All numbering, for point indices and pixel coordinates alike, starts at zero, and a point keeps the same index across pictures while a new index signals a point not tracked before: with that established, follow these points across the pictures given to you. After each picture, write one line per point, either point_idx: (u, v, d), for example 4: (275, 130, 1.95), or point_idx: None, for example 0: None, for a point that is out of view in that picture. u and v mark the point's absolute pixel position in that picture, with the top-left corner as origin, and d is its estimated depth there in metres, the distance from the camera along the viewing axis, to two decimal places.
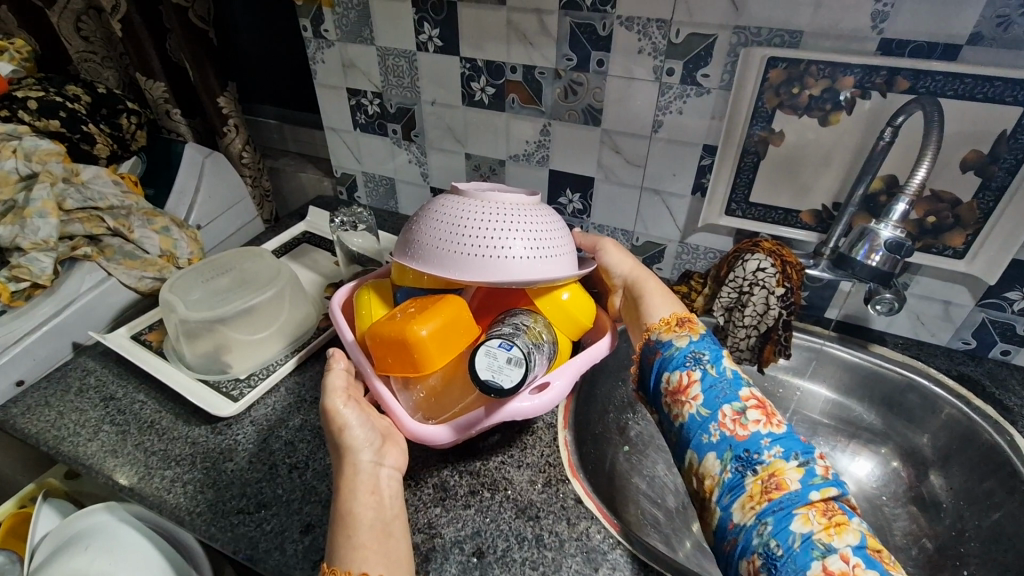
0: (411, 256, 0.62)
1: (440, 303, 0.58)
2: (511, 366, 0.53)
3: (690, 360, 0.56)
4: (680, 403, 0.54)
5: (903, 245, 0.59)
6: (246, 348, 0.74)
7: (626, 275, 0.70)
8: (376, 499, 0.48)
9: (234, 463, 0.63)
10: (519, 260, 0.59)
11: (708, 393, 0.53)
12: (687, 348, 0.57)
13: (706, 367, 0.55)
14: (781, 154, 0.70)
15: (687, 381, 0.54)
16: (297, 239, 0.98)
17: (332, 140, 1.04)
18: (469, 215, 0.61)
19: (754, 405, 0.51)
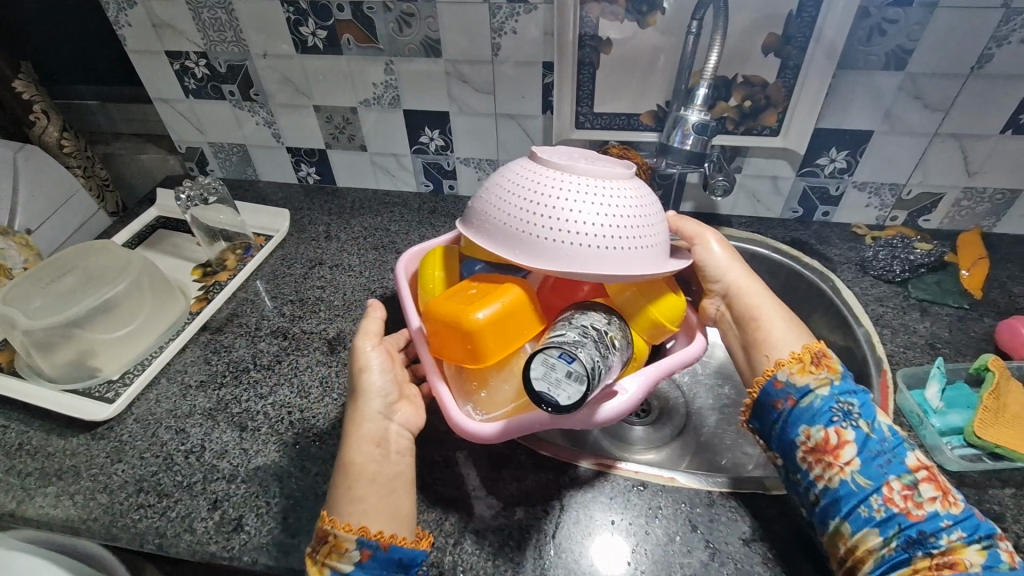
0: (481, 229, 0.56)
1: (505, 286, 0.52)
2: (570, 381, 0.42)
3: (837, 412, 0.49)
4: (825, 463, 0.48)
5: (707, 126, 0.64)
6: (113, 346, 0.69)
7: (731, 286, 0.62)
8: (379, 456, 0.49)
9: (125, 463, 0.61)
10: (598, 247, 0.52)
11: (866, 458, 0.47)
12: (831, 398, 0.50)
13: (858, 424, 0.48)
14: (614, 62, 0.73)
15: (837, 439, 0.48)
16: (151, 226, 0.91)
17: (166, 113, 0.95)
18: (542, 187, 0.54)
19: (922, 474, 0.46)
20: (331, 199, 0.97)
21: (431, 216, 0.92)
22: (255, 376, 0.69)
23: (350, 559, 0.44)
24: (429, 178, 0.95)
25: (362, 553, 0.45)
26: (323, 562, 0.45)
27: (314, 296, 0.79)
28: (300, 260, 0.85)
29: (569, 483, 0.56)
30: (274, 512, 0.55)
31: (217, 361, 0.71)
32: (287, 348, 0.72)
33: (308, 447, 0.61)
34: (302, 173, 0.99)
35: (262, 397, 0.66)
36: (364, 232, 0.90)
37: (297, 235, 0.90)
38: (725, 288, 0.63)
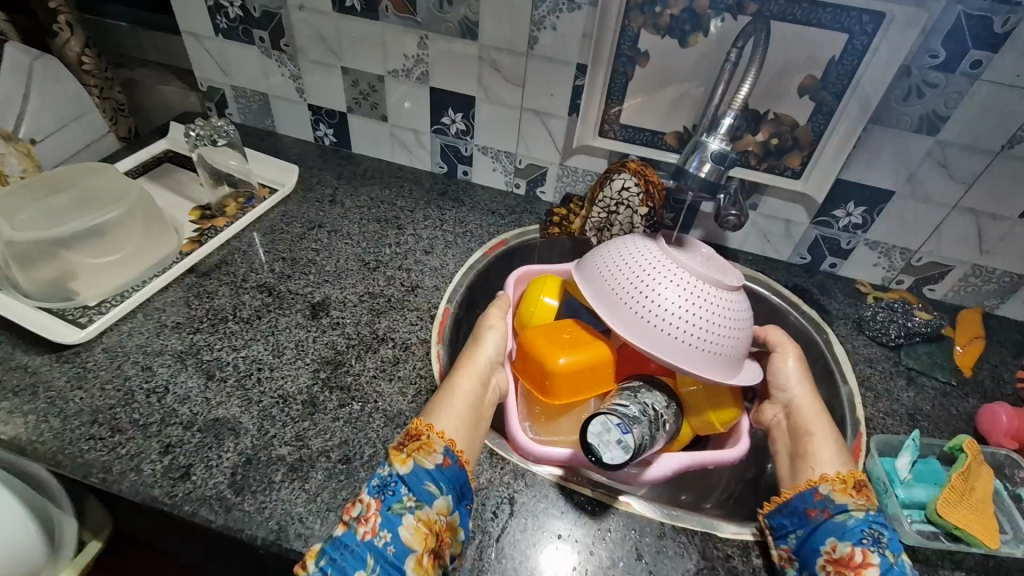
0: (592, 280, 0.66)
1: (596, 343, 0.65)
2: (619, 447, 0.53)
3: (868, 535, 0.48)
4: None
5: (726, 156, 0.62)
6: (96, 273, 0.68)
7: (790, 396, 0.64)
8: (479, 391, 0.59)
9: (86, 391, 0.60)
10: (677, 336, 0.60)
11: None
12: (866, 522, 0.49)
13: (884, 552, 0.48)
14: (648, 76, 0.72)
15: (862, 559, 0.47)
16: (158, 158, 0.90)
17: (193, 48, 0.93)
18: (654, 272, 0.62)
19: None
20: (343, 164, 0.96)
21: (439, 198, 0.91)
22: (232, 327, 0.68)
23: (434, 459, 0.50)
24: (444, 160, 0.93)
25: (444, 459, 0.51)
26: (411, 454, 0.50)
27: (306, 257, 0.78)
28: (300, 218, 0.84)
29: (523, 490, 0.56)
30: (223, 466, 0.55)
31: (197, 305, 0.70)
32: (269, 304, 0.71)
33: (271, 408, 0.60)
34: (319, 133, 0.98)
35: (235, 350, 0.65)
36: (370, 202, 0.88)
37: (302, 193, 0.88)
38: (786, 398, 0.64)
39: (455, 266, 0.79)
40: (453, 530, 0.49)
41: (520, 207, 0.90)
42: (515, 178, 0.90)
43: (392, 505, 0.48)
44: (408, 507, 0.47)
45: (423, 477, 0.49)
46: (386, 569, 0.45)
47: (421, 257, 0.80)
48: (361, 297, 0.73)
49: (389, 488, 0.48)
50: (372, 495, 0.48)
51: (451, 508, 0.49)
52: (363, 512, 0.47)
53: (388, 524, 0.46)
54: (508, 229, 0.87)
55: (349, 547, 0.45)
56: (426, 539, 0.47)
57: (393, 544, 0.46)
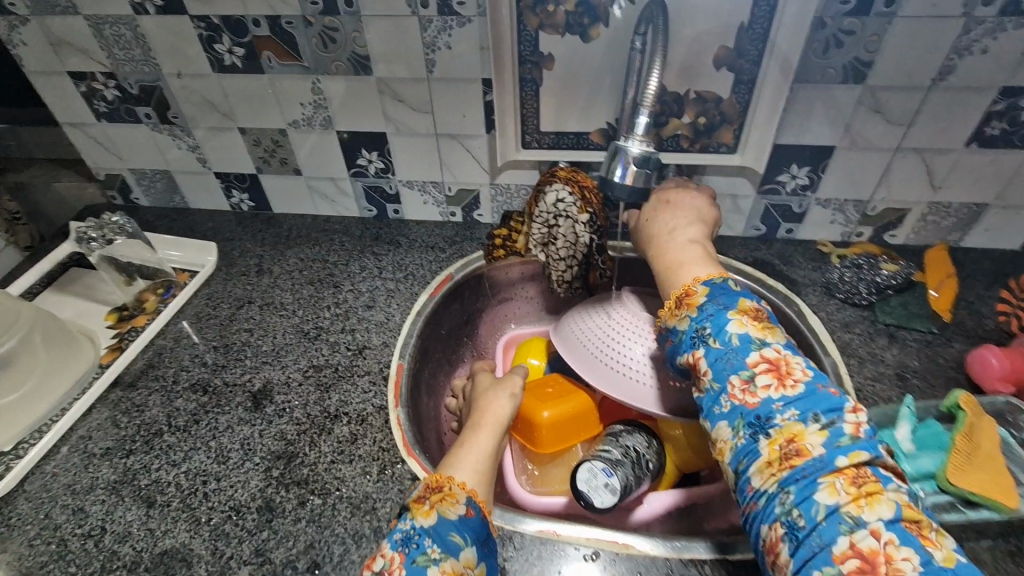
0: (570, 339, 0.70)
1: (578, 394, 0.66)
2: (608, 491, 0.54)
3: (693, 338, 0.49)
4: (698, 382, 0.48)
5: (650, 158, 0.57)
6: (8, 413, 0.62)
7: (653, 240, 0.62)
8: (498, 447, 0.55)
9: (11, 552, 0.53)
10: (644, 381, 0.62)
11: (715, 365, 0.46)
12: (691, 328, 0.49)
13: (708, 341, 0.47)
14: (558, 78, 0.68)
15: (696, 362, 0.48)
16: (63, 264, 0.83)
17: (76, 137, 0.86)
18: (620, 324, 0.66)
19: (762, 364, 0.45)
20: (266, 227, 0.90)
21: (373, 243, 0.86)
22: (168, 439, 0.61)
23: (457, 509, 0.47)
24: (371, 203, 0.88)
25: (468, 509, 0.47)
26: (433, 504, 0.47)
27: (240, 341, 0.72)
28: (229, 298, 0.78)
29: (512, 556, 0.51)
30: None
31: (128, 423, 0.63)
32: (206, 404, 0.65)
33: (223, 524, 0.54)
34: (234, 200, 0.91)
35: (176, 465, 0.59)
36: (301, 264, 0.83)
37: (226, 269, 0.82)
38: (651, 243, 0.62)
39: (402, 316, 0.74)
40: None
41: (460, 235, 0.86)
42: (448, 206, 0.86)
43: (416, 557, 0.44)
44: (434, 559, 0.43)
45: (449, 527, 0.46)
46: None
47: (364, 313, 0.74)
48: (306, 372, 0.68)
49: (411, 540, 0.45)
50: (395, 549, 0.45)
51: (477, 561, 0.45)
52: (387, 565, 0.44)
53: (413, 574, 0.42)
54: (451, 262, 0.82)
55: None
56: None
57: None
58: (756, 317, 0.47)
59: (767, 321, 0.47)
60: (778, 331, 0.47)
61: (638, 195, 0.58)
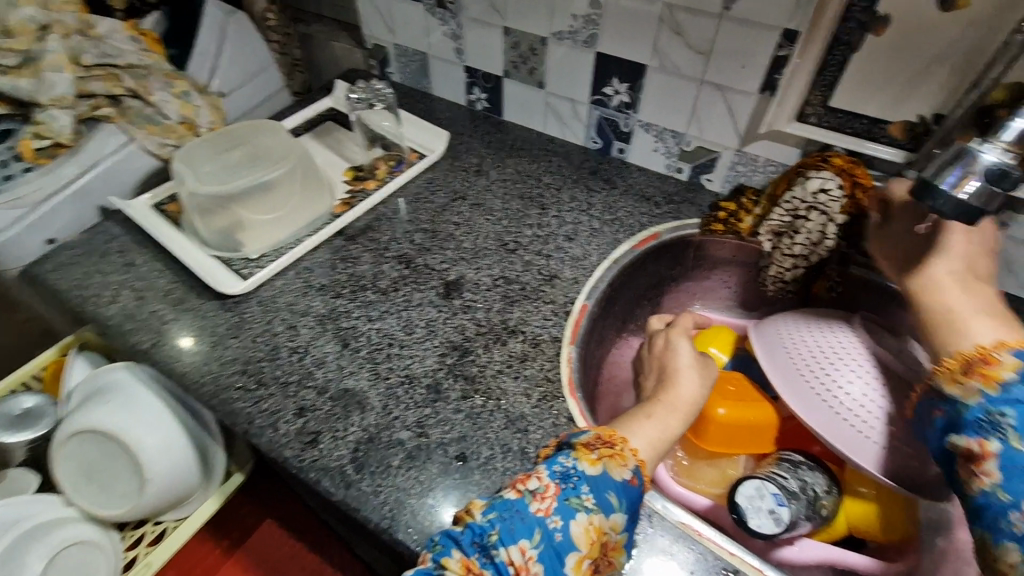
0: (773, 336, 0.64)
1: (762, 406, 0.60)
2: (773, 519, 0.49)
3: (983, 422, 0.41)
4: (969, 472, 0.42)
5: (1008, 175, 0.43)
6: (262, 227, 0.72)
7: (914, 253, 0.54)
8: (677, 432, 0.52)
9: (240, 340, 0.64)
10: (841, 418, 0.55)
11: (1010, 474, 0.39)
12: (980, 407, 0.41)
13: (1007, 436, 0.40)
14: (882, 47, 0.56)
15: (978, 452, 0.41)
16: (322, 115, 0.93)
17: (363, 3, 0.93)
18: (841, 349, 0.58)
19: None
20: (492, 131, 0.91)
21: (589, 176, 0.83)
22: (370, 296, 0.68)
23: (621, 472, 0.46)
24: (599, 135, 0.84)
25: (631, 478, 0.46)
26: (601, 457, 0.46)
27: (446, 231, 0.75)
28: (445, 189, 0.82)
29: (646, 534, 0.49)
30: (348, 440, 0.55)
31: (341, 270, 0.71)
32: (406, 277, 0.70)
33: (397, 387, 0.59)
34: (472, 97, 0.94)
35: (371, 321, 0.65)
36: (515, 176, 0.83)
37: (449, 161, 0.86)
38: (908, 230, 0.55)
39: (599, 258, 0.72)
40: (618, 551, 0.45)
41: (680, 195, 0.79)
42: (678, 162, 0.79)
43: (569, 497, 0.44)
44: (586, 507, 0.43)
45: (609, 486, 0.45)
46: (548, 552, 0.42)
47: (563, 244, 0.73)
48: (497, 281, 0.69)
49: (569, 479, 0.45)
50: (551, 478, 0.45)
51: (623, 528, 0.45)
52: (541, 489, 0.44)
53: (563, 511, 0.43)
54: (663, 220, 0.76)
55: (521, 513, 0.43)
56: (593, 545, 0.43)
57: (562, 533, 0.42)
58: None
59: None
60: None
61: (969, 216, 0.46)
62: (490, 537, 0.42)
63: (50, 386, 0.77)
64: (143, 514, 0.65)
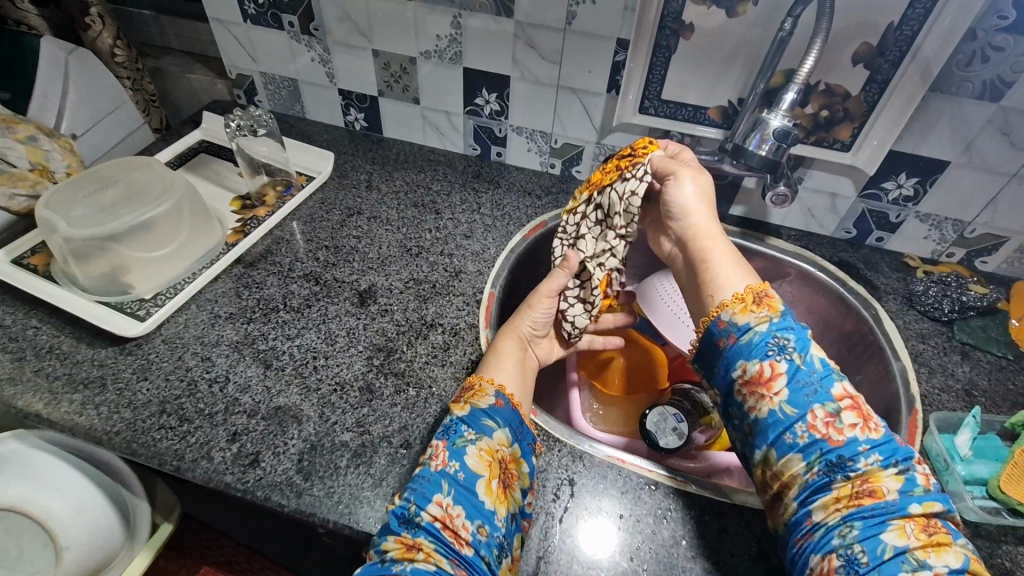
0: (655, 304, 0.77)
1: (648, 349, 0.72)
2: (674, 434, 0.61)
3: (771, 346, 0.50)
4: (758, 394, 0.49)
5: (789, 133, 0.62)
6: (150, 266, 0.70)
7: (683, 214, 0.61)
8: (522, 355, 0.62)
9: (151, 381, 0.62)
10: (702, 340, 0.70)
11: (794, 388, 0.48)
12: (768, 332, 0.50)
13: (791, 355, 0.49)
14: (694, 48, 0.70)
15: (769, 373, 0.49)
16: (193, 148, 0.90)
17: (220, 34, 0.91)
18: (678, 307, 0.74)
19: (847, 401, 0.47)
20: (376, 149, 0.95)
21: (474, 180, 0.90)
22: (284, 316, 0.69)
23: (487, 400, 0.54)
24: (477, 142, 0.92)
25: (497, 400, 0.55)
26: (467, 400, 0.55)
27: (349, 245, 0.78)
28: (339, 206, 0.84)
29: (581, 471, 0.57)
30: (290, 452, 0.57)
31: (248, 296, 0.71)
32: (317, 293, 0.72)
33: (329, 394, 0.61)
34: (349, 117, 0.97)
35: (290, 338, 0.67)
36: (406, 187, 0.88)
37: (338, 180, 0.88)
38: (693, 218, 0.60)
39: (496, 250, 0.79)
40: (517, 463, 0.52)
41: (557, 188, 0.90)
42: (550, 158, 0.89)
43: (456, 440, 0.51)
44: (470, 440, 0.51)
45: (482, 415, 0.53)
46: (460, 492, 0.48)
47: (462, 242, 0.80)
48: (407, 283, 0.74)
49: (450, 428, 0.52)
50: (439, 437, 0.52)
51: (511, 442, 0.52)
52: (432, 450, 0.51)
53: (456, 455, 0.50)
54: (546, 210, 0.86)
55: (425, 477, 0.49)
56: (492, 467, 0.50)
57: (463, 471, 0.49)
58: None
59: None
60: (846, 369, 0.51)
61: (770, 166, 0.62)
62: (409, 509, 0.47)
63: None
64: None
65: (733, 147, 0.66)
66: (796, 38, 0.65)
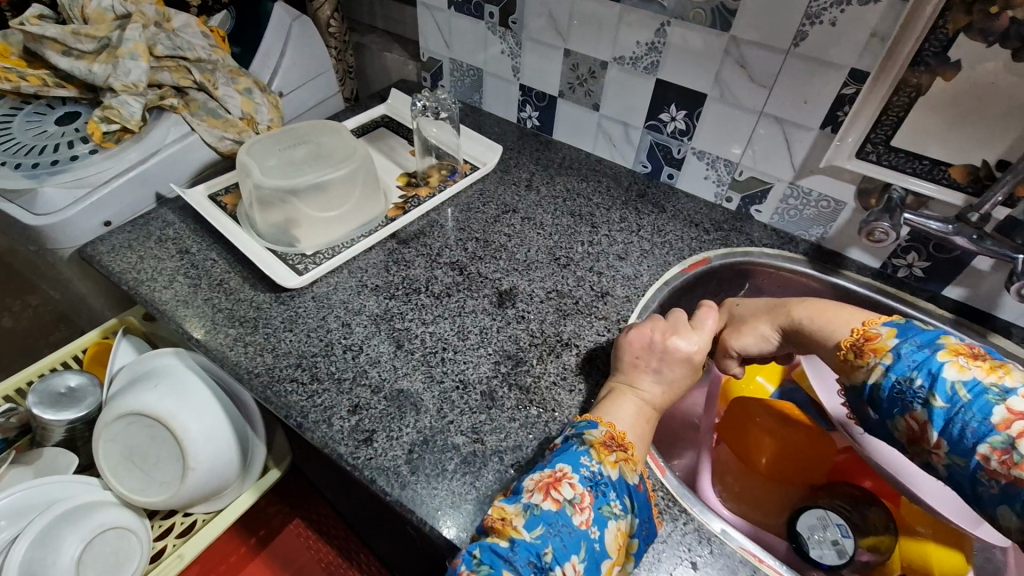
0: None
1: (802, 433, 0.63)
2: (833, 548, 0.54)
3: (903, 395, 0.46)
4: (922, 445, 0.46)
5: None
6: (318, 224, 0.73)
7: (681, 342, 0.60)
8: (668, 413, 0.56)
9: (294, 334, 0.64)
10: None
11: (947, 432, 0.44)
12: (889, 379, 0.47)
13: (926, 398, 0.44)
14: (951, 92, 0.58)
15: (918, 427, 0.46)
16: (376, 121, 0.94)
17: (424, 18, 0.95)
18: None
19: (1021, 425, 0.41)
20: (542, 149, 0.93)
21: (638, 199, 0.84)
22: (424, 300, 0.68)
23: (636, 475, 0.49)
24: (649, 160, 0.85)
25: (640, 482, 0.49)
26: (620, 460, 0.49)
27: (498, 241, 0.76)
28: (496, 200, 0.83)
29: (706, 557, 0.48)
30: (403, 440, 0.55)
31: (394, 272, 0.72)
32: (459, 284, 0.70)
33: (451, 391, 0.59)
34: (523, 114, 0.95)
35: (425, 324, 0.66)
36: (565, 194, 0.84)
37: (501, 174, 0.87)
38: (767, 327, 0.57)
39: (649, 279, 0.72)
40: (632, 558, 0.47)
41: (729, 224, 0.80)
42: (728, 191, 0.80)
43: (602, 505, 0.46)
44: (616, 514, 0.46)
45: (628, 491, 0.47)
46: (591, 563, 0.43)
47: (615, 263, 0.74)
48: (550, 294, 0.70)
49: (600, 486, 0.46)
50: (584, 485, 0.46)
51: (642, 533, 0.47)
52: (578, 499, 0.45)
53: (599, 521, 0.45)
54: (712, 247, 0.77)
55: (567, 527, 0.43)
56: (620, 551, 0.45)
57: (600, 543, 0.44)
58: (975, 358, 0.44)
59: (991, 361, 0.44)
60: (1014, 372, 0.43)
61: None
62: (545, 556, 0.42)
63: (89, 368, 0.77)
64: (178, 505, 0.65)
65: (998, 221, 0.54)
66: None
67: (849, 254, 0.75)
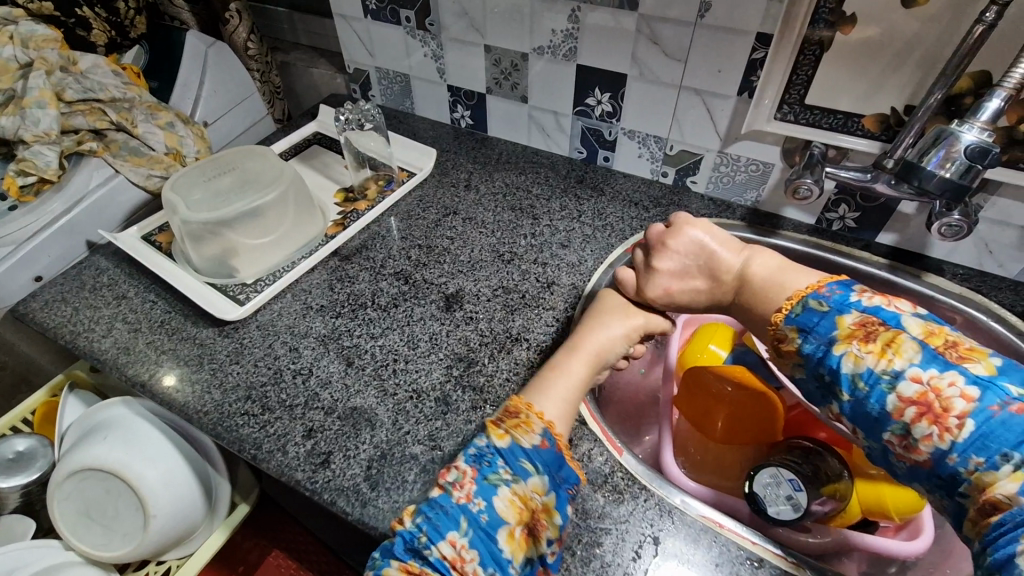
0: None
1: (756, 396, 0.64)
2: (788, 503, 0.56)
3: (822, 390, 0.49)
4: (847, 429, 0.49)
5: (989, 151, 0.50)
6: (255, 252, 0.72)
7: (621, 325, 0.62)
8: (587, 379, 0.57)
9: (241, 365, 0.63)
10: None
11: (860, 424, 0.47)
12: (806, 378, 0.50)
13: (837, 393, 0.47)
14: (852, 45, 0.59)
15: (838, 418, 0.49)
16: (307, 140, 0.93)
17: (343, 30, 0.93)
18: None
19: (912, 410, 0.43)
20: (478, 147, 0.93)
21: (577, 185, 0.84)
22: (371, 314, 0.68)
23: (531, 439, 0.49)
24: (583, 145, 0.86)
25: (541, 441, 0.49)
26: (508, 429, 0.49)
27: (441, 245, 0.76)
28: (436, 204, 0.83)
29: (669, 529, 0.49)
30: (360, 458, 0.55)
31: (339, 290, 0.71)
32: (405, 293, 0.70)
33: (405, 402, 0.59)
34: (456, 115, 0.95)
35: (374, 338, 0.65)
36: (505, 189, 0.84)
37: (438, 178, 0.87)
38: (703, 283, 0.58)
39: (594, 263, 0.73)
40: (550, 513, 0.46)
41: (667, 199, 0.81)
42: (663, 166, 0.81)
43: (488, 475, 0.46)
44: (505, 480, 0.46)
45: (521, 454, 0.47)
46: (480, 536, 0.43)
47: (558, 251, 0.75)
48: (496, 291, 0.70)
49: (484, 458, 0.47)
50: (468, 463, 0.47)
51: (548, 489, 0.46)
52: (459, 477, 0.46)
53: (483, 492, 0.45)
54: (653, 223, 0.78)
55: (443, 507, 0.44)
56: (522, 514, 0.45)
57: (488, 513, 0.44)
58: (867, 341, 0.46)
59: (882, 342, 0.45)
60: (904, 349, 0.44)
61: (956, 191, 0.52)
62: (420, 539, 0.43)
63: (40, 429, 0.75)
64: (146, 554, 0.63)
65: (902, 165, 0.55)
66: (999, 31, 0.53)
67: (785, 213, 0.76)
